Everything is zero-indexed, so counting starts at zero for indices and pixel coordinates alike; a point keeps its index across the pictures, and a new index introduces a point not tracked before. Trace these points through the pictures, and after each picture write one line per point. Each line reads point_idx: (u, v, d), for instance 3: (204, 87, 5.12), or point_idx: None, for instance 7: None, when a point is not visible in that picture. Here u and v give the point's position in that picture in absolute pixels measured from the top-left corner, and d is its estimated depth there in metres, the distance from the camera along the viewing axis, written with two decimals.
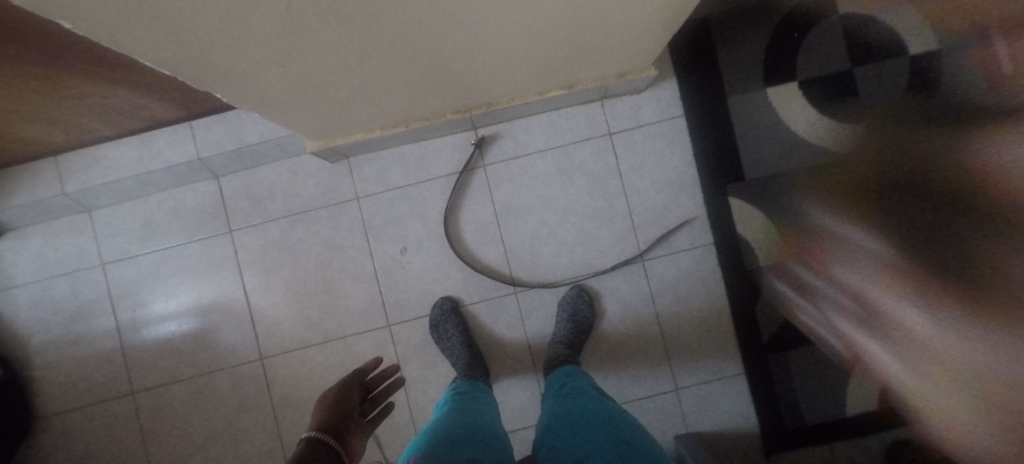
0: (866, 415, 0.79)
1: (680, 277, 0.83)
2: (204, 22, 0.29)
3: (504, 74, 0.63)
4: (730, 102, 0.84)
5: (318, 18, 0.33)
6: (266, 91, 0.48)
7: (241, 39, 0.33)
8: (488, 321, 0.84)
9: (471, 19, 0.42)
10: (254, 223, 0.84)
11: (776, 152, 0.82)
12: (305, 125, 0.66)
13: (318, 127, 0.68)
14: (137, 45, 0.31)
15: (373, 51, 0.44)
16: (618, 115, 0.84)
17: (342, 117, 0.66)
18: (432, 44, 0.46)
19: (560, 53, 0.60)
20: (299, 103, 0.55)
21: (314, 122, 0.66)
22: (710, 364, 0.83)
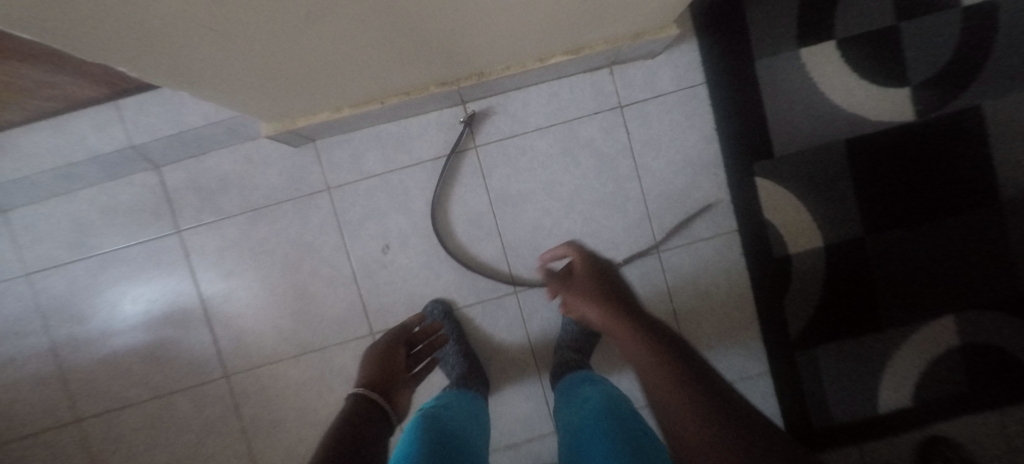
0: (898, 412, 0.73)
1: (700, 270, 0.74)
2: None
3: (503, 38, 0.51)
4: (759, 66, 0.72)
5: None
6: (196, 70, 0.35)
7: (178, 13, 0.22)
8: (485, 325, 0.75)
9: None
10: (206, 221, 0.72)
11: (809, 124, 0.72)
12: (253, 104, 0.53)
13: (272, 106, 0.55)
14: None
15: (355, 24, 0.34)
16: (630, 84, 0.72)
17: (303, 93, 0.54)
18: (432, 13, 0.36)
19: (574, 10, 0.48)
20: (243, 79, 0.43)
21: (267, 100, 0.53)
22: (732, 364, 0.75)
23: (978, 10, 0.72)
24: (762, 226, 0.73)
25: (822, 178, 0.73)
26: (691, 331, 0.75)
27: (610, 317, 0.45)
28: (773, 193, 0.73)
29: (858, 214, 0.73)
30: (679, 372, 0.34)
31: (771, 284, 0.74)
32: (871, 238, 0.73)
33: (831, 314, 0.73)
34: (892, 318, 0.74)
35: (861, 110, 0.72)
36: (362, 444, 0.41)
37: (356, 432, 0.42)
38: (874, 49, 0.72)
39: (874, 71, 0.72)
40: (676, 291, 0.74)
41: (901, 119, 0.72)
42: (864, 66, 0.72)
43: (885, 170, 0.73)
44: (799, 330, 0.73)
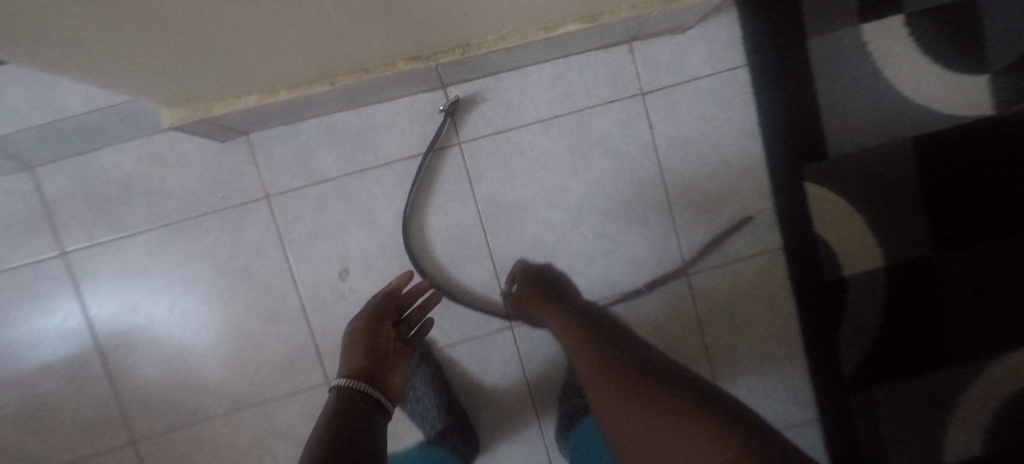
0: None
1: (737, 297, 0.60)
2: None
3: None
4: (811, 45, 0.58)
5: None
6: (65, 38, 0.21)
7: None
8: (473, 367, 0.59)
9: None
10: (101, 239, 0.54)
11: (870, 117, 0.59)
12: (143, 83, 0.36)
13: (167, 87, 0.38)
14: None
15: None
16: (654, 65, 0.58)
17: (211, 69, 0.37)
18: None
19: None
20: (149, 48, 0.27)
21: (156, 80, 0.36)
22: (774, 410, 0.62)
23: None
24: (813, 243, 0.60)
25: (885, 184, 0.59)
26: (726, 371, 0.61)
27: (560, 332, 0.46)
28: (826, 202, 0.59)
29: (925, 228, 0.60)
30: (623, 374, 0.35)
31: (820, 313, 0.60)
32: (939, 256, 0.60)
33: (891, 347, 0.61)
34: (965, 353, 0.61)
35: (932, 102, 0.59)
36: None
37: (339, 443, 0.34)
38: (948, 27, 0.59)
39: (945, 53, 0.59)
40: (708, 323, 0.60)
41: (979, 112, 0.59)
42: (936, 47, 0.59)
43: (960, 174, 0.60)
44: (855, 368, 0.60)
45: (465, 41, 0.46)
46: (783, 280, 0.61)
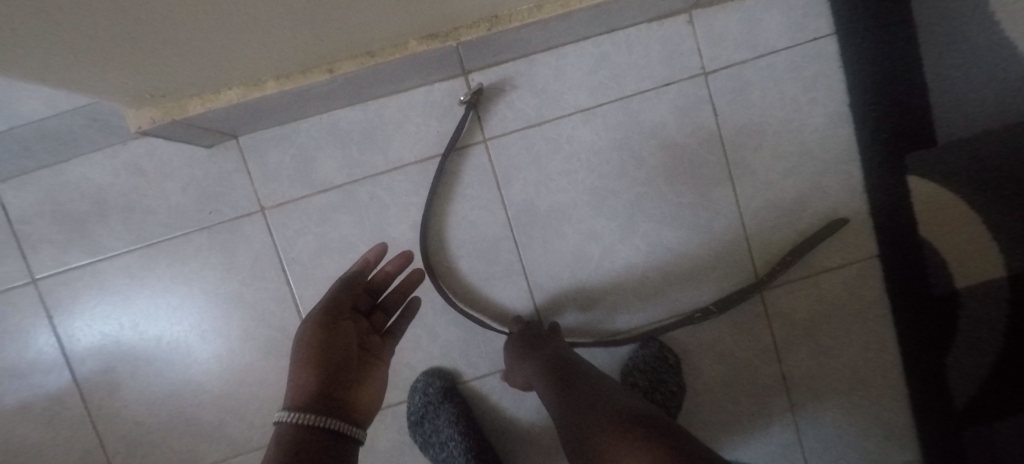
0: None
1: (820, 315, 0.50)
2: None
3: None
4: (916, 6, 0.47)
5: None
6: None
7: None
8: (505, 404, 0.51)
9: None
10: (79, 263, 0.47)
11: (994, 93, 0.47)
12: (94, 83, 0.28)
13: (129, 83, 0.30)
14: None
15: None
16: (719, 38, 0.47)
17: (181, 59, 0.29)
18: None
19: None
20: (61, 43, 0.20)
21: (111, 76, 0.27)
22: (866, 450, 0.52)
23: None
24: (915, 250, 0.49)
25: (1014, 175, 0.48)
26: (807, 404, 0.51)
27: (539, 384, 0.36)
28: (934, 199, 0.48)
29: None
30: (572, 410, 0.30)
31: (926, 333, 0.50)
32: None
33: (1020, 375, 0.49)
34: None
35: None
36: None
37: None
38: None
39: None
40: (785, 348, 0.50)
41: None
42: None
43: None
44: (968, 401, 0.50)
45: (495, 11, 0.37)
46: (878, 294, 0.50)
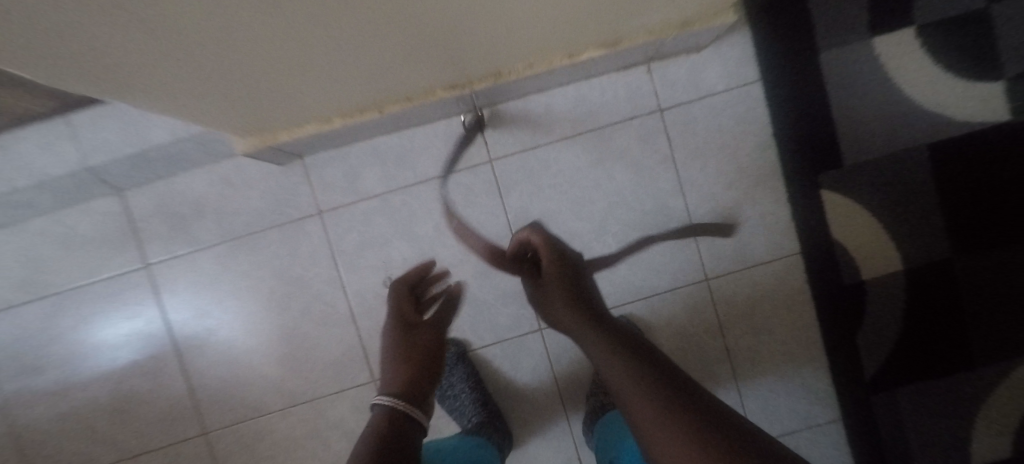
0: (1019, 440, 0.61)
1: (756, 299, 0.63)
2: None
3: (532, 30, 0.41)
4: (824, 60, 0.61)
5: None
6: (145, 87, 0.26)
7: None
8: (505, 368, 0.64)
9: None
10: (179, 253, 0.62)
11: (885, 126, 0.61)
12: (226, 119, 0.42)
13: (248, 118, 0.44)
14: None
15: (379, 27, 0.28)
16: (671, 84, 0.62)
17: (281, 103, 0.43)
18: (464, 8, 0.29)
19: None
20: (222, 94, 0.33)
21: (238, 114, 0.42)
22: (797, 410, 0.64)
23: None
24: (830, 248, 0.62)
25: (901, 190, 0.62)
26: (747, 371, 0.63)
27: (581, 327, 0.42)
28: (843, 208, 0.62)
29: (944, 231, 0.62)
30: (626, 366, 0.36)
31: (842, 314, 0.62)
32: (962, 259, 0.61)
33: (915, 348, 0.62)
34: (989, 353, 0.61)
35: (947, 109, 0.61)
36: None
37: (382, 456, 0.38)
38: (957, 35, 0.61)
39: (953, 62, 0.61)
40: (728, 326, 0.63)
41: (995, 118, 0.61)
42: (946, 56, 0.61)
43: (975, 179, 0.61)
44: (877, 371, 0.62)
45: (499, 69, 0.51)
46: (803, 283, 0.63)
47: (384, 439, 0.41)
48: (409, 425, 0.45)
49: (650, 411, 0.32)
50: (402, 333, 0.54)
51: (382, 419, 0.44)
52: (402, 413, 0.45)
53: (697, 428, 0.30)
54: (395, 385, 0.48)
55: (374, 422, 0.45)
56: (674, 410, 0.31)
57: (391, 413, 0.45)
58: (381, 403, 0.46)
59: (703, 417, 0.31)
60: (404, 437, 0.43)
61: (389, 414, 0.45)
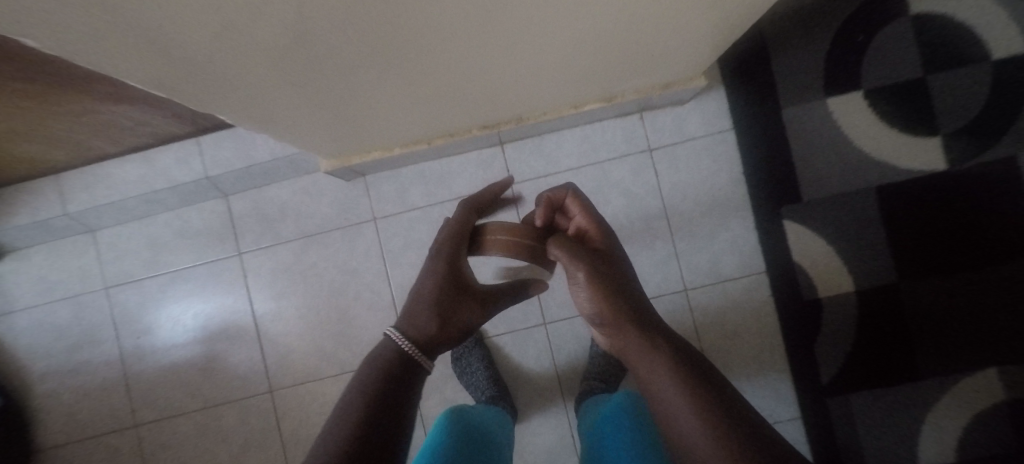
0: (971, 428, 0.70)
1: (726, 308, 0.75)
2: (188, 37, 0.21)
3: (537, 87, 0.56)
4: (786, 114, 0.75)
5: (353, 31, 0.29)
6: (265, 109, 0.42)
7: (237, 55, 0.27)
8: (514, 354, 0.77)
9: (514, 32, 0.37)
10: (265, 245, 0.79)
11: (838, 170, 0.74)
12: (317, 143, 0.60)
13: (334, 143, 0.62)
14: (118, 65, 0.24)
15: (408, 74, 0.42)
16: (659, 129, 0.77)
17: (351, 134, 0.60)
18: (464, 66, 0.43)
19: (607, 60, 0.52)
20: (311, 120, 0.50)
21: (321, 141, 0.59)
22: (762, 406, 0.75)
23: (1012, 61, 0.73)
24: (791, 269, 0.74)
25: (852, 223, 0.74)
26: (719, 370, 0.75)
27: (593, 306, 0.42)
28: (803, 236, 0.74)
29: (892, 260, 0.73)
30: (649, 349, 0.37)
31: (802, 325, 0.73)
32: (906, 284, 0.72)
33: (865, 358, 0.72)
34: (931, 367, 0.71)
35: (892, 158, 0.74)
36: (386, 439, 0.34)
37: (375, 406, 0.36)
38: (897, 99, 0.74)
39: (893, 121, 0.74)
40: (703, 330, 0.75)
41: (935, 167, 0.73)
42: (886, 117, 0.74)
43: (916, 216, 0.73)
44: (832, 376, 0.72)
45: (520, 115, 0.67)
46: (768, 298, 0.75)
47: (376, 390, 0.37)
48: (412, 376, 0.40)
49: (673, 388, 0.33)
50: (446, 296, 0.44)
51: (385, 360, 0.40)
52: (410, 359, 0.41)
53: (714, 419, 0.31)
54: (416, 324, 0.43)
55: (384, 355, 0.41)
56: (697, 388, 0.33)
57: (397, 354, 0.41)
58: (397, 333, 0.42)
59: (718, 398, 0.32)
60: (404, 387, 0.39)
61: (386, 364, 0.40)
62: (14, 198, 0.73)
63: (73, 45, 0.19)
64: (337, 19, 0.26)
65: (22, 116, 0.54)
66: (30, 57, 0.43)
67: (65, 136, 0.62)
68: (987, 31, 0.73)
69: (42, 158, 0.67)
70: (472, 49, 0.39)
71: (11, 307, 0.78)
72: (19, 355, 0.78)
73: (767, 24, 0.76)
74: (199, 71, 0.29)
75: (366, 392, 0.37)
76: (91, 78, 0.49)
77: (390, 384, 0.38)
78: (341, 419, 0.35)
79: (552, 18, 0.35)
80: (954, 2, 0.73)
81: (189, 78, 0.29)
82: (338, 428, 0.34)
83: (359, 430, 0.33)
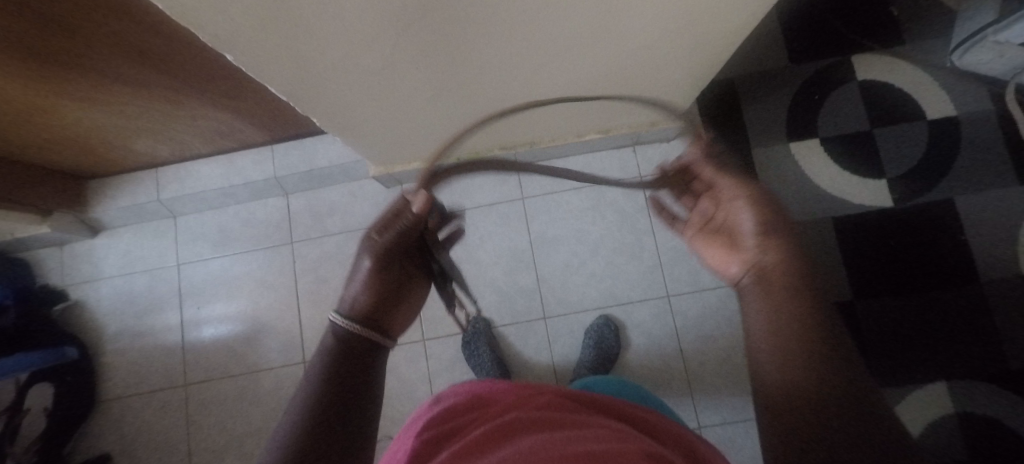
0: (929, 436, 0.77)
1: (704, 315, 0.87)
2: (326, 29, 0.38)
3: (544, 113, 0.74)
4: (754, 153, 0.91)
5: (414, 52, 0.46)
6: (342, 112, 0.59)
7: (341, 56, 0.44)
8: (516, 343, 0.88)
9: (520, 64, 0.55)
10: (313, 236, 0.94)
11: (800, 201, 0.88)
12: (371, 149, 0.77)
13: (384, 153, 0.79)
14: (266, 46, 0.39)
15: (445, 93, 0.59)
16: (649, 160, 0.93)
17: (394, 147, 0.77)
18: (483, 88, 0.60)
19: (597, 94, 0.70)
20: (371, 128, 0.67)
21: (373, 150, 0.77)
22: (735, 405, 0.84)
23: (943, 121, 0.88)
24: None
25: (812, 246, 0.86)
26: (697, 370, 0.85)
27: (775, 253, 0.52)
28: None
29: (847, 282, 0.84)
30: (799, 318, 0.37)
31: None
32: (861, 303, 0.83)
33: None
34: (886, 378, 0.80)
35: (846, 194, 0.87)
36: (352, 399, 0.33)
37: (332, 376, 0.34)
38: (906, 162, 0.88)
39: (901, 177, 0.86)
40: (683, 332, 0.86)
41: (883, 204, 0.86)
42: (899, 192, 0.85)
43: (868, 243, 0.85)
44: None
45: (534, 139, 0.85)
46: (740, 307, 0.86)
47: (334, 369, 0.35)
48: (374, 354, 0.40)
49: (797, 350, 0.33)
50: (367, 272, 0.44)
51: (337, 343, 0.38)
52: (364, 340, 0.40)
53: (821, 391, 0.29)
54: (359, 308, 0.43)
55: (328, 344, 0.39)
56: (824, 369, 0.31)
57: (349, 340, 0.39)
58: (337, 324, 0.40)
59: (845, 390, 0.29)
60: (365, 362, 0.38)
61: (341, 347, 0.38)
62: (118, 185, 0.91)
63: (267, 23, 0.35)
64: (410, 42, 0.44)
65: (156, 118, 0.72)
66: (185, 77, 0.61)
67: (176, 136, 0.80)
68: (922, 95, 0.89)
69: (152, 153, 0.85)
70: (490, 75, 0.56)
71: (100, 275, 0.95)
72: (99, 316, 0.93)
73: (739, 80, 0.93)
74: (313, 68, 0.46)
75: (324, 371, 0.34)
76: (217, 93, 0.67)
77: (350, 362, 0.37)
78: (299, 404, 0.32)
79: (547, 55, 0.53)
80: (894, 72, 0.90)
81: (311, 73, 0.47)
82: (298, 416, 0.31)
83: (325, 407, 0.31)
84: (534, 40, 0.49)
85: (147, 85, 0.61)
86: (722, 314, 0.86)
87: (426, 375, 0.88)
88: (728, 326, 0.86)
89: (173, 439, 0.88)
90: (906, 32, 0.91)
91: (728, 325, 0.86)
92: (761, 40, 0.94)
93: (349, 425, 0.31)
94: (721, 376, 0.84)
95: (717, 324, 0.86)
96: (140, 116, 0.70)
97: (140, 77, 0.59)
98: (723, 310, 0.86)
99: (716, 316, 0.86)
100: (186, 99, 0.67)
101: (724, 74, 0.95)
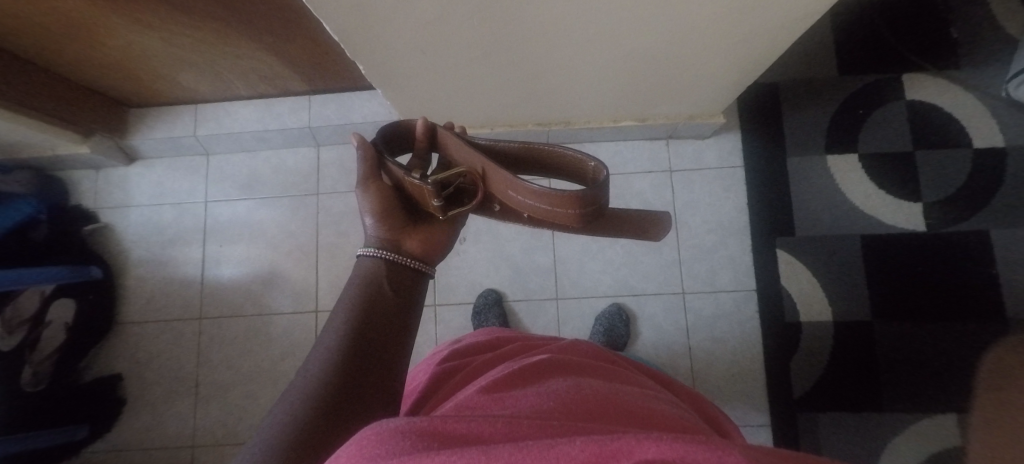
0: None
1: (718, 316, 0.86)
2: None
3: (583, 94, 0.74)
4: (788, 162, 0.90)
5: (469, 10, 0.47)
6: (389, 62, 0.61)
7: (399, 3, 0.44)
8: (526, 321, 0.88)
9: (568, 40, 0.55)
10: (339, 191, 0.96)
11: (828, 214, 0.87)
12: (407, 109, 0.78)
13: (422, 114, 0.80)
14: None
15: (489, 56, 0.60)
16: (681, 155, 0.92)
17: (431, 111, 0.79)
18: (527, 58, 0.60)
19: (639, 80, 0.70)
20: (412, 85, 0.69)
21: (412, 109, 0.78)
22: (736, 409, 0.83)
23: (990, 151, 0.85)
24: (777, 291, 0.85)
25: (838, 262, 0.85)
26: (702, 370, 0.84)
27: None
28: (791, 265, 0.86)
29: (867, 301, 0.84)
30: None
31: (781, 342, 0.83)
32: (878, 325, 0.83)
33: (835, 383, 0.82)
34: (894, 402, 0.80)
35: (878, 214, 0.86)
36: (371, 359, 0.36)
37: (357, 332, 0.37)
38: None
39: None
40: (693, 330, 0.86)
41: (917, 228, 0.85)
42: None
43: (895, 267, 0.84)
44: (802, 392, 0.82)
45: (570, 120, 0.86)
46: (755, 313, 0.85)
47: (367, 317, 0.38)
48: (415, 281, 0.45)
49: None
50: (388, 209, 0.45)
51: (374, 274, 0.42)
52: (398, 272, 0.44)
53: None
54: (386, 242, 0.45)
55: (353, 292, 0.41)
56: None
57: (384, 273, 0.43)
58: (371, 255, 0.44)
59: None
60: (401, 298, 0.42)
61: (376, 283, 0.42)
62: (157, 117, 0.93)
63: None
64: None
65: (201, 53, 0.73)
66: (236, 13, 0.61)
67: (220, 75, 0.81)
68: (972, 122, 0.87)
69: (193, 90, 0.86)
70: (539, 45, 0.57)
71: (129, 203, 0.97)
72: (125, 241, 0.96)
73: (783, 85, 0.92)
74: (371, 15, 0.47)
75: (358, 316, 0.38)
76: (267, 34, 0.67)
77: (384, 302, 0.40)
78: (329, 350, 0.35)
79: (594, 33, 0.54)
80: (945, 95, 0.88)
81: (368, 15, 0.47)
82: (323, 368, 0.34)
83: (347, 366, 0.34)
84: (588, 15, 0.49)
85: (201, 15, 0.62)
86: (735, 317, 0.86)
87: (434, 339, 0.89)
88: (742, 329, 0.85)
89: (183, 368, 0.91)
90: (962, 56, 0.89)
91: (741, 327, 0.85)
92: (810, 47, 0.93)
93: (369, 383, 0.34)
94: (726, 379, 0.84)
95: (728, 326, 0.86)
96: (185, 49, 0.71)
97: (195, 7, 0.60)
98: (738, 314, 0.86)
99: (730, 319, 0.86)
100: (233, 35, 0.68)
101: (769, 78, 0.94)
